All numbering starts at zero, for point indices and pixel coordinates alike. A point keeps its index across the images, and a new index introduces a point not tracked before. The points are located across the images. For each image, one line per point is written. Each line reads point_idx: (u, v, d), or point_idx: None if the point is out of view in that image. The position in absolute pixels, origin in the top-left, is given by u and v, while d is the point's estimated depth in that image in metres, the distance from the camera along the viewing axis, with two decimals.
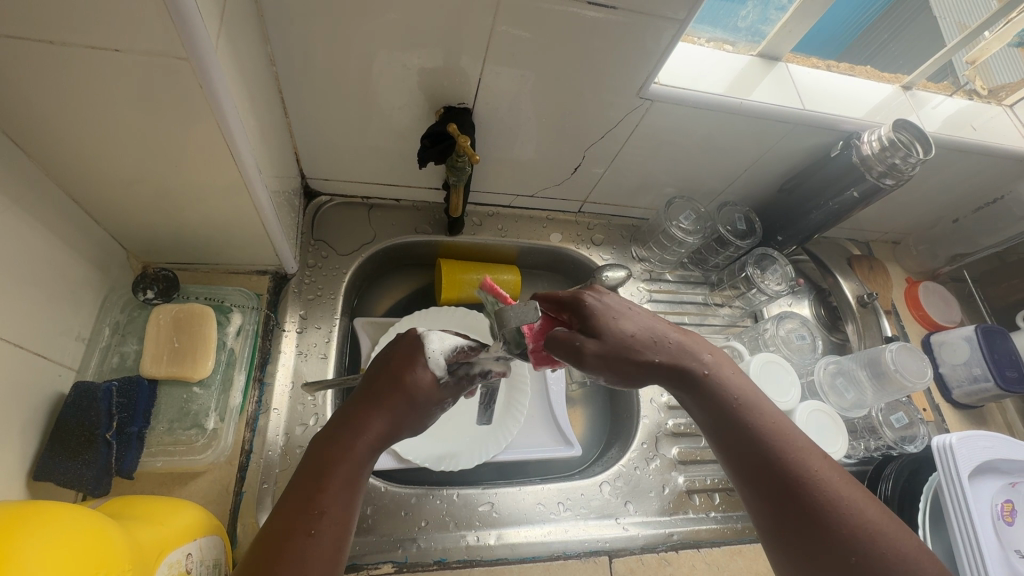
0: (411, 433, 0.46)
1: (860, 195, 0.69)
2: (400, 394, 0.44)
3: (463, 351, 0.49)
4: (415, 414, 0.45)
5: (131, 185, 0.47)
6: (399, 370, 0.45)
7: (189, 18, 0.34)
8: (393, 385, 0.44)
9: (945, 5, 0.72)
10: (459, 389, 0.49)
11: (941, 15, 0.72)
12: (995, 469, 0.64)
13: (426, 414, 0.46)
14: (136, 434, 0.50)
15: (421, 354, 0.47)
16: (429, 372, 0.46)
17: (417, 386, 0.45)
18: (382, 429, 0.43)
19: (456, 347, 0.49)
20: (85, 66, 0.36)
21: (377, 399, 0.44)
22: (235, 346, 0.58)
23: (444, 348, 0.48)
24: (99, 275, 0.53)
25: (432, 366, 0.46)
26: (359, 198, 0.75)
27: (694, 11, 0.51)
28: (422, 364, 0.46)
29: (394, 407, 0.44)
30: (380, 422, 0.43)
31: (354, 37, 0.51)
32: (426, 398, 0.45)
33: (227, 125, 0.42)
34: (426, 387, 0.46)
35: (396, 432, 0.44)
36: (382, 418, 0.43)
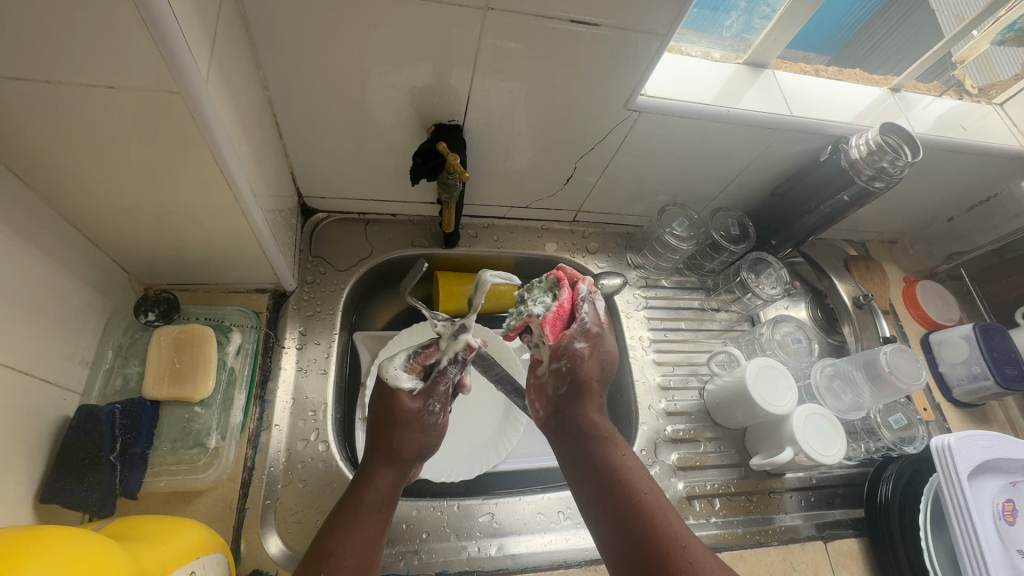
0: (421, 453, 0.51)
1: (851, 198, 0.70)
2: (389, 426, 0.50)
3: (417, 355, 0.54)
4: (416, 437, 0.50)
5: (130, 212, 0.48)
6: (380, 408, 0.51)
7: (179, 53, 0.35)
8: (386, 425, 0.50)
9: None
10: (442, 392, 0.53)
11: (939, 10, 0.72)
12: (996, 469, 0.64)
13: (424, 428, 0.51)
14: (138, 455, 0.51)
15: (386, 382, 0.51)
16: (397, 389, 0.51)
17: (409, 414, 0.51)
18: (389, 467, 0.48)
19: (407, 361, 0.53)
20: (82, 103, 0.37)
21: (373, 440, 0.50)
22: (235, 364, 0.60)
23: (400, 365, 0.53)
24: (101, 298, 0.54)
25: (401, 389, 0.51)
26: (356, 214, 0.76)
27: (676, 25, 0.52)
28: (393, 392, 0.51)
29: (394, 442, 0.49)
30: (384, 462, 0.48)
31: (344, 60, 0.52)
32: (423, 421, 0.51)
33: (220, 152, 0.43)
34: (399, 402, 0.51)
35: (406, 464, 0.49)
36: (385, 456, 0.49)
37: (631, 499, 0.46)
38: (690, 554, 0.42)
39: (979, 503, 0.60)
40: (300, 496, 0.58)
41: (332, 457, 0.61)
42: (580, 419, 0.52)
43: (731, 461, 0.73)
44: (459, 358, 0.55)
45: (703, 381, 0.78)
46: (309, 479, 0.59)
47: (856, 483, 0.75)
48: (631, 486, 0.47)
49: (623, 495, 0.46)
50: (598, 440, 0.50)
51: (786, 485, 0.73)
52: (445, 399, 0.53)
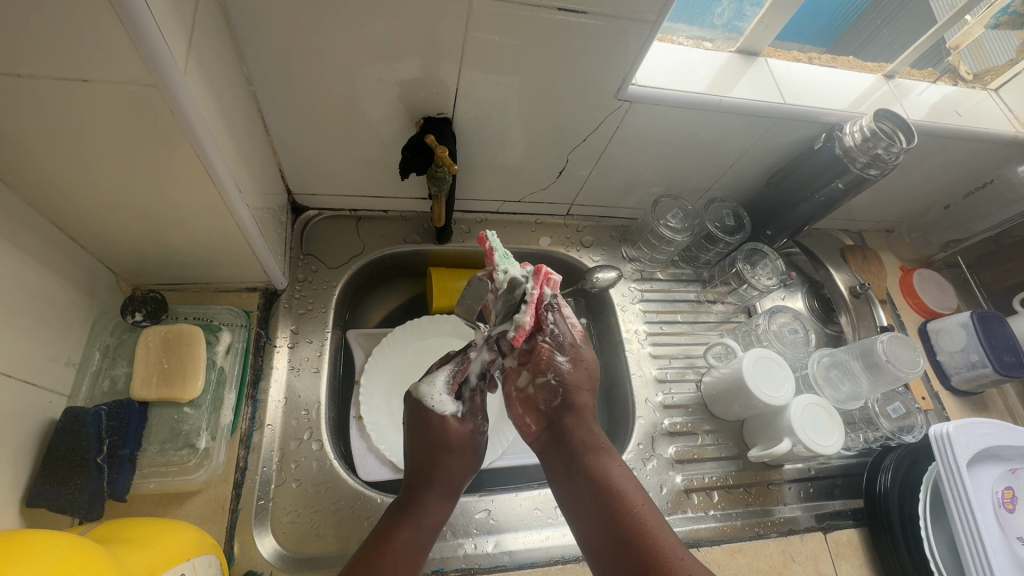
0: (469, 472, 0.55)
1: (846, 186, 0.69)
2: (440, 452, 0.53)
3: (456, 375, 0.56)
4: (464, 461, 0.54)
5: (113, 211, 0.47)
6: (427, 433, 0.54)
7: (155, 46, 0.34)
8: (438, 453, 0.53)
9: None
10: (476, 406, 0.57)
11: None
12: (996, 457, 0.64)
13: (473, 449, 0.56)
14: (127, 456, 0.50)
15: (432, 408, 0.54)
16: (444, 416, 0.54)
17: (457, 438, 0.54)
18: (443, 490, 0.53)
19: (447, 381, 0.55)
20: (55, 97, 0.36)
21: (428, 468, 0.53)
22: (225, 364, 0.59)
23: (442, 389, 0.55)
24: (87, 299, 0.53)
25: (447, 414, 0.54)
26: (347, 211, 0.75)
27: (665, 12, 0.52)
28: (439, 419, 0.54)
29: (446, 468, 0.53)
30: (437, 485, 0.53)
31: (329, 53, 0.51)
32: (469, 444, 0.55)
33: (202, 147, 0.42)
34: (449, 429, 0.54)
35: (457, 485, 0.54)
36: (439, 482, 0.53)
37: (597, 470, 0.51)
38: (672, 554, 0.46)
39: (979, 491, 0.60)
40: (294, 496, 0.58)
41: (326, 456, 0.61)
42: (572, 430, 0.53)
43: (729, 454, 0.73)
44: (488, 371, 0.58)
45: (700, 373, 0.78)
46: (303, 478, 0.59)
47: (855, 473, 0.74)
48: (597, 458, 0.51)
49: (593, 469, 0.51)
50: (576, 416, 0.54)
51: (785, 476, 0.72)
52: (484, 413, 0.58)
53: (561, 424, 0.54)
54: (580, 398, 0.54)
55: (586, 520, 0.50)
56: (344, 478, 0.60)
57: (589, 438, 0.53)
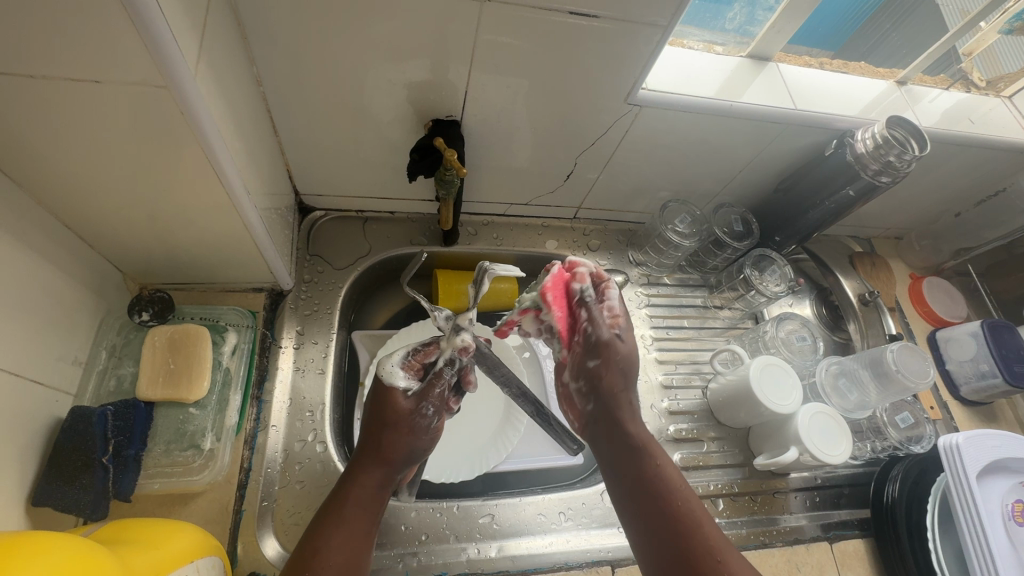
0: (410, 454, 0.49)
1: (857, 193, 0.68)
2: (382, 426, 0.49)
3: (419, 351, 0.52)
4: (404, 437, 0.49)
5: (122, 211, 0.48)
6: (375, 403, 0.50)
7: (166, 46, 0.34)
8: (379, 424, 0.49)
9: None
10: (439, 396, 0.51)
11: (945, 6, 0.70)
12: (1005, 469, 0.63)
13: (416, 431, 0.49)
14: (131, 457, 0.50)
15: (382, 380, 0.50)
16: (393, 390, 0.49)
17: (399, 413, 0.49)
18: (375, 465, 0.48)
19: (406, 358, 0.51)
20: (66, 98, 0.36)
21: (368, 448, 0.48)
22: (231, 364, 0.59)
23: (397, 362, 0.51)
24: (95, 297, 0.53)
25: (393, 386, 0.49)
26: (354, 212, 0.75)
27: (678, 16, 0.51)
28: (387, 390, 0.49)
29: (384, 442, 0.48)
30: (369, 459, 0.48)
31: (341, 54, 0.51)
32: (416, 424, 0.49)
33: (211, 147, 0.42)
34: (394, 405, 0.49)
35: (394, 464, 0.48)
36: (371, 458, 0.48)
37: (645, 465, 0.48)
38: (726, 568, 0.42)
39: (989, 504, 0.59)
40: (298, 498, 0.58)
41: (330, 457, 0.61)
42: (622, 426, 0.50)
43: (735, 461, 0.72)
44: (456, 361, 0.52)
45: (706, 379, 0.77)
46: (307, 480, 0.59)
47: (862, 483, 0.73)
48: (652, 470, 0.48)
49: (651, 489, 0.47)
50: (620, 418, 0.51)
51: (791, 485, 0.72)
52: (439, 398, 0.51)
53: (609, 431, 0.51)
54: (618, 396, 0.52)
55: (647, 551, 0.45)
56: None
57: (641, 444, 0.49)
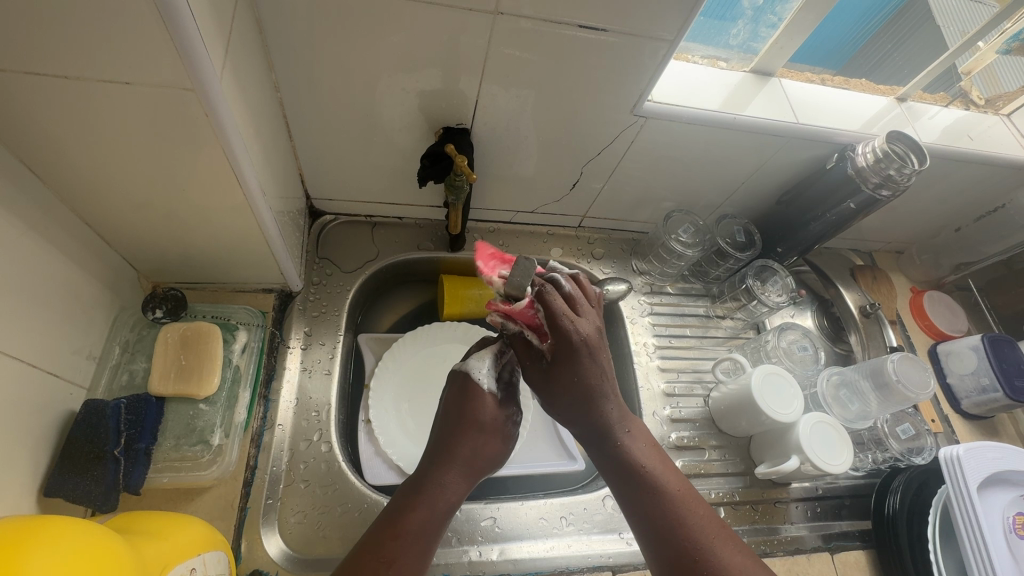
0: (490, 464, 0.49)
1: (858, 206, 0.69)
2: (469, 428, 0.48)
3: (502, 355, 0.53)
4: (487, 442, 0.48)
5: (141, 210, 0.49)
6: (463, 403, 0.49)
7: (194, 52, 0.36)
8: (468, 425, 0.48)
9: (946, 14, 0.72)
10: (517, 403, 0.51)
11: (945, 25, 0.72)
12: (1006, 481, 0.63)
13: (499, 440, 0.49)
14: (142, 450, 0.51)
15: (472, 379, 0.50)
16: (484, 395, 0.49)
17: (487, 420, 0.49)
18: (460, 472, 0.46)
19: (493, 362, 0.52)
20: (97, 100, 0.38)
21: (458, 448, 0.47)
22: (241, 362, 0.60)
23: (488, 366, 0.51)
24: (110, 294, 0.55)
25: (485, 388, 0.50)
26: (363, 217, 0.77)
27: (683, 32, 0.53)
28: (477, 393, 0.49)
29: (470, 447, 0.47)
30: (454, 465, 0.46)
31: (356, 62, 0.53)
32: (501, 431, 0.50)
33: (231, 149, 0.43)
34: (484, 410, 0.49)
35: (476, 473, 0.47)
36: (458, 464, 0.46)
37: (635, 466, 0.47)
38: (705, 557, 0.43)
39: (990, 516, 0.60)
40: (302, 497, 0.58)
41: (335, 457, 0.61)
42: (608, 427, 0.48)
43: (736, 470, 0.73)
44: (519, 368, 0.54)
45: (708, 388, 0.78)
46: (311, 480, 0.59)
47: (864, 494, 0.74)
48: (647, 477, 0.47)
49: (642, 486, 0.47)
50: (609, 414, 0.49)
51: (793, 495, 0.72)
52: (519, 403, 0.52)
53: (604, 444, 0.49)
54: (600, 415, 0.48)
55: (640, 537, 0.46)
56: (352, 481, 0.60)
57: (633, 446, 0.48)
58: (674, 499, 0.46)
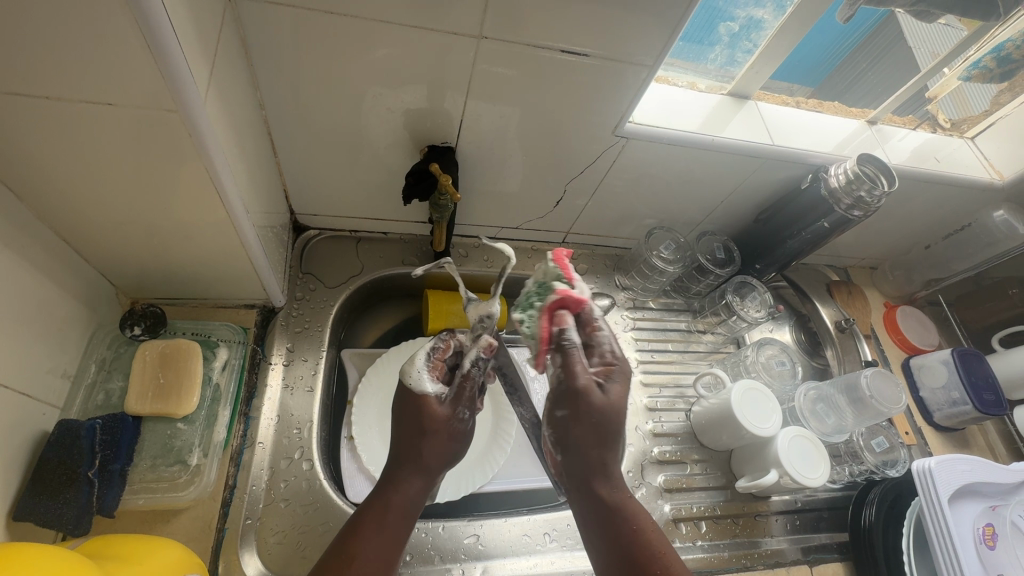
0: (448, 460, 0.51)
1: (831, 225, 0.72)
2: (418, 432, 0.49)
3: (438, 348, 0.53)
4: (437, 441, 0.49)
5: (122, 227, 0.49)
6: (408, 409, 0.50)
7: (179, 73, 0.36)
8: (416, 430, 0.49)
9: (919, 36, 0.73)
10: (465, 392, 0.52)
11: (918, 48, 0.73)
12: (977, 493, 0.65)
13: (452, 436, 0.51)
14: (117, 472, 0.50)
15: (412, 387, 0.50)
16: (428, 399, 0.50)
17: (437, 421, 0.50)
18: (414, 473, 0.48)
19: (429, 360, 0.52)
20: (77, 119, 0.38)
21: (407, 451, 0.49)
22: (220, 380, 0.59)
23: (422, 367, 0.51)
24: (86, 312, 0.54)
25: (424, 390, 0.50)
26: (348, 232, 0.77)
27: (662, 57, 0.55)
28: (421, 398, 0.50)
29: (425, 448, 0.49)
30: (407, 467, 0.48)
31: (342, 81, 0.53)
32: (453, 429, 0.51)
33: (214, 167, 0.44)
34: (432, 413, 0.50)
35: (433, 471, 0.49)
36: (411, 466, 0.48)
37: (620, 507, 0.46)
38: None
39: (961, 527, 0.61)
40: (283, 516, 0.57)
41: (316, 476, 0.60)
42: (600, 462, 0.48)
43: (718, 484, 0.73)
44: (481, 358, 0.55)
45: (690, 403, 0.79)
46: (292, 499, 0.58)
47: (841, 507, 0.75)
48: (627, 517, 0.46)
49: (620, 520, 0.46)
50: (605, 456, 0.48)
51: (772, 508, 0.73)
52: (470, 400, 0.52)
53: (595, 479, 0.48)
54: (592, 452, 0.47)
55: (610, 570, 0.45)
56: (333, 500, 0.60)
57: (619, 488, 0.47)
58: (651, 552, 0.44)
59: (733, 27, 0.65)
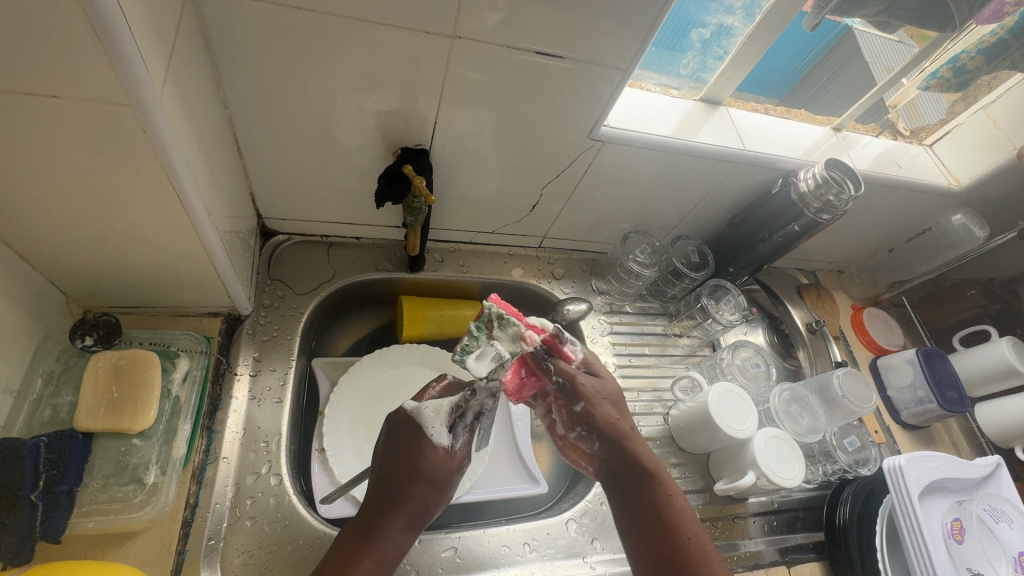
0: (437, 507, 0.51)
1: (802, 228, 0.73)
2: (421, 479, 0.50)
3: (457, 407, 0.53)
4: (431, 490, 0.50)
5: (72, 230, 0.45)
6: (414, 451, 0.51)
7: (133, 66, 0.34)
8: (414, 474, 0.50)
9: (875, 53, 0.75)
10: (466, 441, 0.55)
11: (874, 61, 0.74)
12: (945, 488, 0.67)
13: (448, 485, 0.52)
14: (64, 493, 0.46)
15: (423, 430, 0.51)
16: (437, 447, 0.51)
17: (438, 468, 0.51)
18: (404, 522, 0.48)
19: (450, 411, 0.53)
20: (21, 111, 0.35)
21: (399, 495, 0.49)
22: (181, 393, 0.56)
23: (443, 417, 0.52)
24: (34, 321, 0.50)
25: (436, 440, 0.51)
26: (319, 237, 0.74)
27: (636, 61, 0.55)
28: (428, 444, 0.51)
29: (422, 493, 0.49)
30: (398, 515, 0.48)
31: (311, 81, 0.52)
32: (449, 478, 0.52)
33: (173, 166, 0.41)
34: (438, 460, 0.51)
35: (422, 518, 0.50)
36: (404, 515, 0.48)
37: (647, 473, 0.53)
38: (691, 533, 0.50)
39: (932, 523, 0.62)
40: (249, 535, 0.54)
41: (285, 491, 0.58)
42: (624, 443, 0.55)
43: (697, 487, 0.73)
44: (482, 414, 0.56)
45: (668, 407, 0.79)
46: (259, 516, 0.56)
47: (816, 506, 0.76)
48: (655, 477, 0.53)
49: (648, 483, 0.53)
50: (627, 437, 0.55)
51: (750, 510, 0.73)
52: (467, 449, 0.55)
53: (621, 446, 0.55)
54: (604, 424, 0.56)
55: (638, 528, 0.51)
56: (303, 516, 0.57)
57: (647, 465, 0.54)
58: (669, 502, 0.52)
59: (704, 33, 0.66)
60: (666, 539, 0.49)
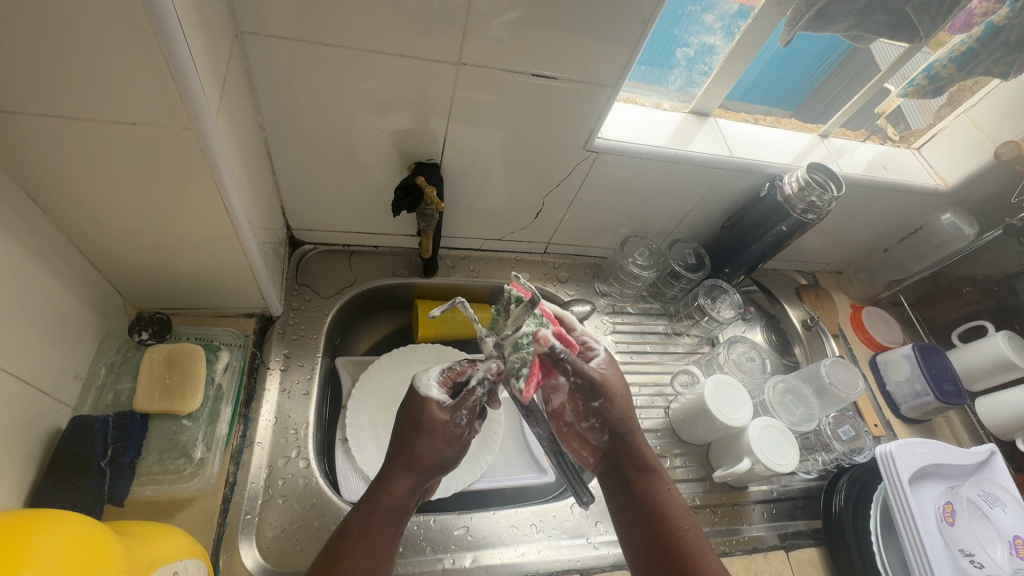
0: (441, 463, 0.53)
1: (789, 228, 0.78)
2: (415, 433, 0.52)
3: (449, 371, 0.56)
4: (430, 444, 0.52)
5: (134, 237, 0.53)
6: (410, 411, 0.54)
7: (195, 97, 0.41)
8: (412, 431, 0.52)
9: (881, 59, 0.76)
10: (469, 404, 0.54)
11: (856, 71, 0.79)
12: (937, 474, 0.69)
13: (448, 440, 0.53)
14: (127, 464, 0.54)
15: (418, 391, 0.54)
16: (432, 403, 0.53)
17: (436, 423, 0.53)
18: (406, 476, 0.51)
19: (441, 374, 0.56)
20: (103, 134, 0.42)
21: (399, 452, 0.52)
22: (223, 381, 0.62)
23: (433, 378, 0.55)
24: (97, 318, 0.57)
25: (430, 396, 0.54)
26: (341, 246, 0.81)
27: (622, 78, 0.61)
28: (423, 401, 0.53)
29: (420, 447, 0.52)
30: (400, 470, 0.51)
31: (336, 105, 0.59)
32: (449, 434, 0.53)
33: (222, 180, 0.48)
34: (434, 416, 0.53)
35: (426, 474, 0.52)
36: (406, 470, 0.51)
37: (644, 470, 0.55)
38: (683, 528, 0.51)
39: (923, 506, 0.65)
40: (280, 512, 0.60)
41: (312, 473, 0.63)
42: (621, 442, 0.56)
43: (697, 476, 0.77)
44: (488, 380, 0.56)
45: (669, 400, 0.83)
46: (289, 495, 0.61)
47: (814, 495, 0.79)
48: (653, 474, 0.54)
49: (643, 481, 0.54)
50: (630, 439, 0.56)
51: (751, 498, 0.76)
52: (472, 408, 0.54)
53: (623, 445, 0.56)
54: (626, 421, 0.56)
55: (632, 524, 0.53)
56: (329, 496, 0.63)
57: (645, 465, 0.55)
58: (664, 501, 0.53)
59: (688, 52, 0.72)
60: (659, 533, 0.51)
